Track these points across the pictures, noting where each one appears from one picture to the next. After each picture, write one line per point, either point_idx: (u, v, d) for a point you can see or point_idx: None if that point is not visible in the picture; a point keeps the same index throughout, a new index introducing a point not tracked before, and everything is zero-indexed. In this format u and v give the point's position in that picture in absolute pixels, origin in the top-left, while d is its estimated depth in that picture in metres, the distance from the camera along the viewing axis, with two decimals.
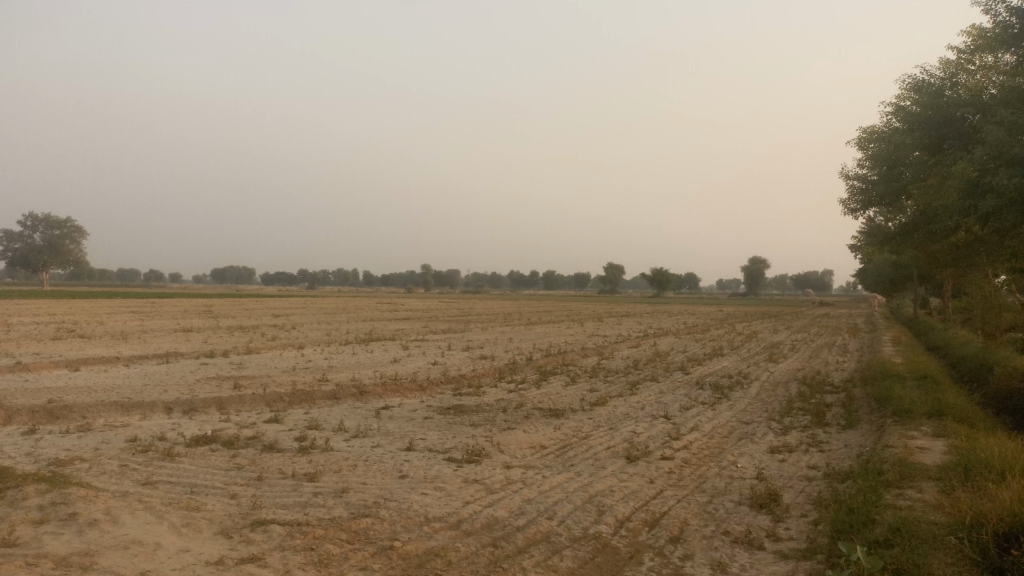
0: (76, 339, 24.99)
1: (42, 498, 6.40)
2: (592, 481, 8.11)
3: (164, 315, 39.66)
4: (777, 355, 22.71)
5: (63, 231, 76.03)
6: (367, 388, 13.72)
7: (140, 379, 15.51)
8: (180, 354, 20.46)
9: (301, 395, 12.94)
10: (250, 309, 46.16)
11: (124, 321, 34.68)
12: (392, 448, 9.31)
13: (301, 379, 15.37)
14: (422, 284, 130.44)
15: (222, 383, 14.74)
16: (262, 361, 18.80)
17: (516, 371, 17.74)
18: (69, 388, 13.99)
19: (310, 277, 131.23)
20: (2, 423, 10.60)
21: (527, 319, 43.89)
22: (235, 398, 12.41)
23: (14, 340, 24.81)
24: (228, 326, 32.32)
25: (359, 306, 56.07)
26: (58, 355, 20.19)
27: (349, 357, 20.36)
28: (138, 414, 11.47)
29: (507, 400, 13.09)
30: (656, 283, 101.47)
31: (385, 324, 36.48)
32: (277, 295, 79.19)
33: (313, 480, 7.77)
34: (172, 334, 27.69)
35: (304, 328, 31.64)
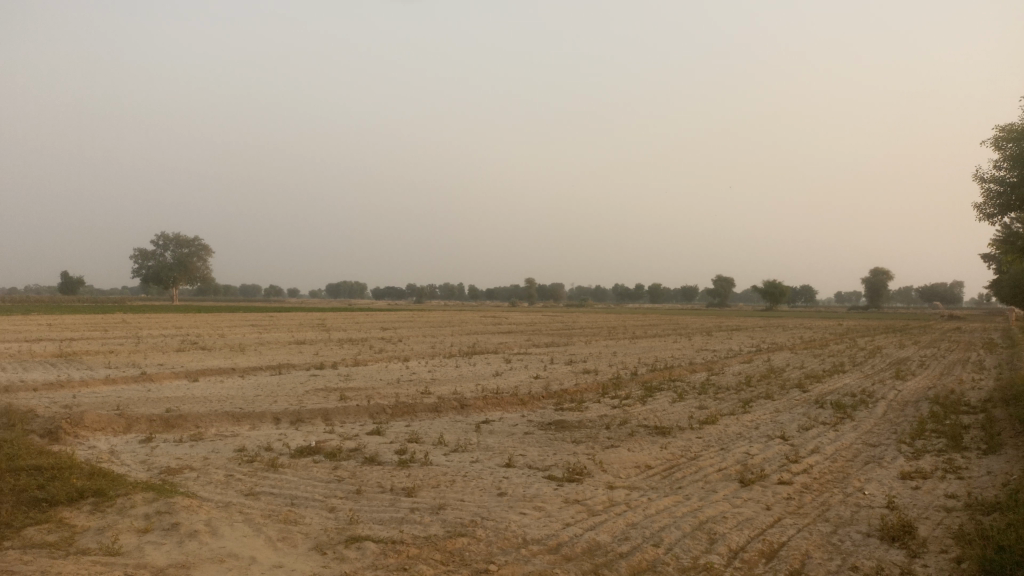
0: (198, 351, 26.28)
1: (148, 507, 6.52)
2: (701, 506, 7.58)
3: (280, 328, 41.32)
4: (904, 372, 21.15)
5: (191, 250, 81.03)
6: (469, 401, 13.60)
7: (252, 389, 16.02)
8: (291, 366, 21.10)
9: (403, 407, 12.96)
10: (360, 322, 47.50)
11: (243, 334, 36.37)
12: (492, 464, 9.07)
13: (404, 391, 15.45)
14: (527, 298, 131.03)
15: (329, 394, 15.00)
16: (368, 374, 19.09)
17: (620, 386, 17.22)
18: (187, 398, 14.59)
19: (417, 292, 134.38)
20: (124, 431, 11.10)
21: (632, 332, 43.06)
22: (339, 410, 12.55)
23: (143, 351, 26.38)
24: (338, 339, 33.27)
25: (465, 319, 56.69)
26: (181, 366, 21.25)
27: (452, 370, 20.39)
28: (247, 424, 11.77)
29: (611, 416, 12.65)
30: (768, 296, 97.82)
31: (489, 337, 36.59)
32: (387, 308, 81.31)
33: (411, 494, 7.62)
34: (286, 346, 28.72)
35: (410, 341, 32.13)
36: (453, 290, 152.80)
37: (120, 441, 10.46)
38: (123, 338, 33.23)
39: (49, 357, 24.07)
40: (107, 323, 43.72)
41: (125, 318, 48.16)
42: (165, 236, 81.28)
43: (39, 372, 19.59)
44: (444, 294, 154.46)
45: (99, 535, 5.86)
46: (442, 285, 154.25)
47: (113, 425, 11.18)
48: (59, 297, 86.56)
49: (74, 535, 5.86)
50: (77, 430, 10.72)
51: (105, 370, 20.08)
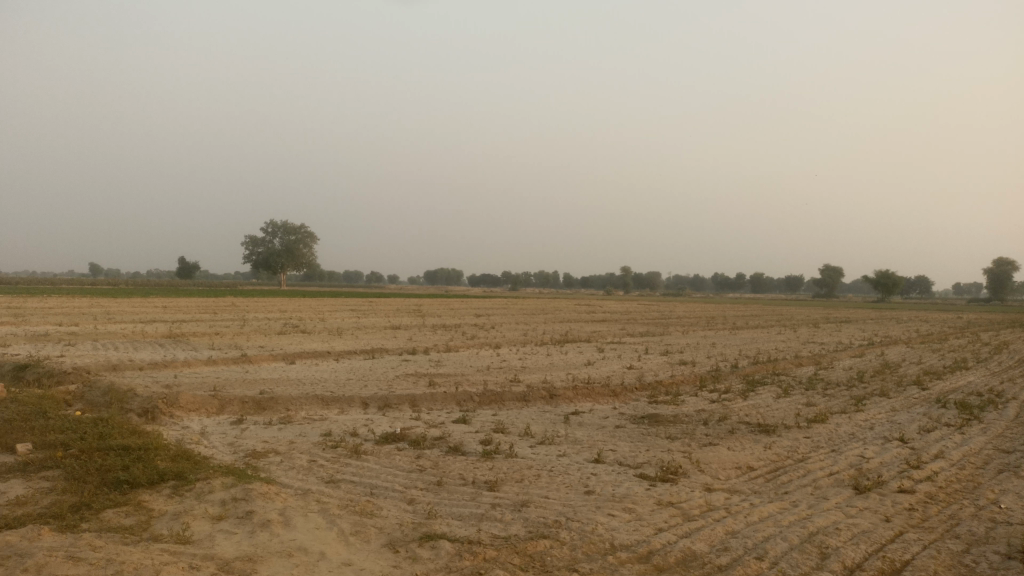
0: (298, 334, 26.91)
1: (226, 493, 6.40)
2: (811, 516, 6.86)
3: (378, 313, 42.03)
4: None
5: (299, 236, 83.96)
6: (559, 391, 13.13)
7: (344, 373, 16.08)
8: (385, 350, 21.22)
9: (491, 395, 12.63)
10: (456, 309, 47.75)
11: (342, 318, 37.19)
12: (580, 459, 8.57)
13: (494, 379, 15.14)
14: (624, 286, 129.30)
15: (418, 380, 14.86)
16: (459, 360, 18.92)
17: (720, 379, 16.36)
18: (281, 380, 14.77)
19: (513, 280, 135.07)
20: (217, 412, 11.24)
21: (733, 322, 41.48)
22: (427, 396, 12.33)
23: (247, 333, 27.25)
24: (433, 325, 33.46)
25: (560, 307, 56.18)
26: (280, 349, 21.73)
27: (544, 358, 19.97)
28: (335, 407, 11.71)
29: (709, 412, 11.90)
30: (880, 287, 92.82)
31: (583, 325, 35.95)
32: (482, 295, 81.86)
33: (493, 489, 7.21)
34: (382, 331, 29.07)
35: (503, 328, 31.95)
36: (549, 278, 152.66)
37: (211, 422, 10.56)
38: (230, 320, 34.55)
39: (160, 338, 25.19)
40: (217, 306, 45.57)
41: (234, 302, 50.21)
42: (273, 224, 84.46)
43: (149, 352, 20.42)
44: (539, 282, 154.42)
45: (173, 521, 5.75)
46: (537, 273, 154.37)
47: (207, 406, 11.34)
48: (176, 281, 91.49)
49: (149, 520, 5.77)
50: (172, 411, 10.92)
51: (209, 351, 20.76)
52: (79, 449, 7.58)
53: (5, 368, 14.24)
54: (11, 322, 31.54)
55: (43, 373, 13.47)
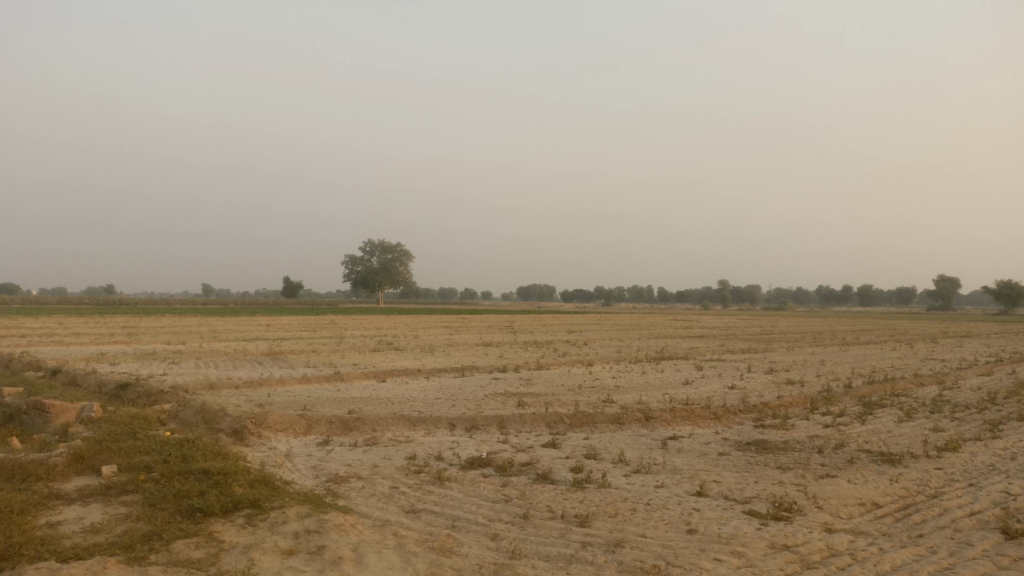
0: (391, 352, 26.95)
1: (300, 523, 6.05)
2: (954, 566, 5.91)
3: (471, 329, 41.96)
4: None
5: (396, 255, 85.55)
6: (655, 413, 12.34)
7: (433, 392, 15.75)
8: (475, 368, 20.84)
9: (583, 417, 11.98)
10: (549, 325, 47.23)
11: (435, 335, 37.31)
12: (680, 491, 7.83)
13: (586, 399, 14.46)
14: (721, 300, 125.62)
15: (508, 400, 14.36)
16: (551, 378, 18.33)
17: (833, 401, 15.12)
18: (370, 399, 14.55)
19: (606, 295, 133.41)
20: (303, 433, 11.06)
21: (841, 338, 39.20)
22: (516, 417, 11.80)
23: (342, 351, 27.50)
24: (525, 341, 32.99)
25: (656, 322, 54.74)
26: (372, 366, 21.73)
27: (639, 377, 19.12)
28: (422, 428, 11.33)
29: (823, 439, 10.86)
30: (1003, 299, 86.43)
31: (680, 341, 34.68)
32: (576, 310, 81.08)
33: (584, 525, 6.60)
34: (474, 348, 28.78)
35: (596, 344, 31.12)
36: (643, 293, 150.20)
37: (296, 444, 10.36)
38: (327, 337, 35.21)
39: (260, 355, 25.74)
40: (318, 324, 46.74)
41: (333, 320, 51.45)
42: (370, 243, 86.53)
43: (247, 370, 20.79)
44: (634, 297, 152.04)
45: (242, 556, 5.41)
46: (631, 288, 152.13)
47: (293, 426, 11.17)
48: (280, 300, 94.84)
49: (218, 553, 5.45)
50: (259, 431, 10.80)
51: (304, 369, 20.93)
52: (161, 473, 7.44)
53: (110, 387, 14.64)
54: (126, 341, 33.17)
55: (142, 393, 13.74)
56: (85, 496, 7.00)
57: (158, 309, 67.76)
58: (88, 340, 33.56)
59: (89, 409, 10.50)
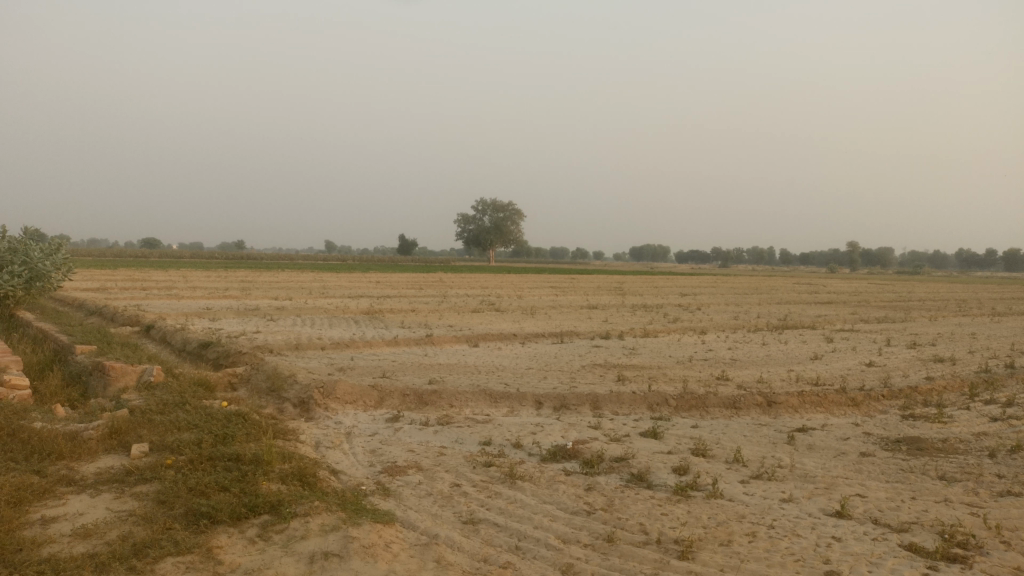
0: (491, 313, 25.83)
1: (321, 541, 4.82)
2: None
3: (578, 291, 40.38)
4: None
5: (507, 214, 84.60)
6: (778, 398, 10.49)
7: (526, 361, 14.41)
8: (576, 334, 19.33)
9: (691, 398, 10.29)
10: (661, 287, 45.03)
11: (540, 296, 35.97)
12: (813, 510, 6.11)
13: (697, 375, 12.71)
14: (848, 262, 118.09)
15: (607, 373, 12.83)
16: (658, 348, 16.61)
17: (996, 386, 12.72)
18: (457, 367, 13.36)
19: (724, 256, 128.31)
20: (374, 406, 9.95)
21: (992, 307, 35.01)
22: (612, 395, 10.26)
23: (441, 311, 26.66)
24: (634, 304, 31.06)
25: (777, 286, 51.26)
26: (468, 329, 20.67)
27: (758, 350, 17.09)
28: (504, 406, 10.00)
29: (995, 439, 8.75)
30: None
31: (805, 309, 31.81)
32: (692, 273, 77.59)
33: (686, 557, 5.06)
34: (578, 311, 27.24)
35: (710, 310, 28.96)
36: (763, 255, 143.74)
37: (363, 420, 9.26)
38: (431, 296, 34.57)
39: (358, 314, 25.26)
40: (426, 282, 46.64)
41: (441, 278, 51.08)
42: (483, 201, 85.92)
43: (341, 329, 20.18)
44: (752, 259, 145.35)
45: None
46: (750, 250, 145.79)
47: (363, 397, 10.10)
48: (393, 257, 96.16)
49: None
50: (326, 402, 9.79)
51: (397, 330, 20.11)
52: (189, 458, 6.45)
53: (193, 346, 14.15)
54: (238, 296, 33.71)
55: (221, 354, 13.13)
56: (99, 483, 6.09)
57: (278, 265, 69.97)
58: (202, 294, 34.41)
59: (148, 373, 9.78)
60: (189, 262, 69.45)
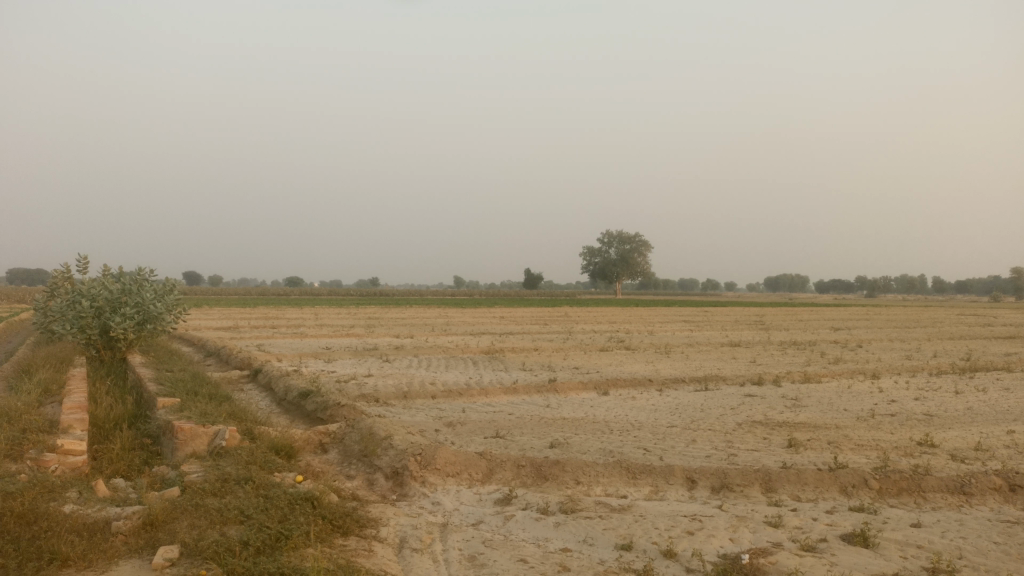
0: (621, 353, 23.45)
1: None
2: None
3: (714, 325, 37.17)
4: None
5: (634, 245, 81.65)
6: (1022, 479, 7.71)
7: (667, 415, 12.07)
8: (722, 379, 16.70)
9: (898, 480, 7.72)
10: (807, 320, 40.99)
11: (673, 331, 33.19)
12: None
13: (891, 442, 9.96)
14: (1016, 291, 106.79)
15: (771, 434, 10.31)
16: (826, 398, 13.79)
17: None
18: (585, 424, 11.22)
19: (871, 285, 119.34)
20: (481, 481, 7.99)
21: None
22: (789, 473, 7.83)
23: (567, 350, 24.56)
24: (781, 340, 27.74)
25: (942, 318, 45.70)
26: (597, 372, 18.45)
27: (955, 402, 13.89)
28: (646, 484, 7.78)
29: None
30: None
31: (988, 346, 27.35)
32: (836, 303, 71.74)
33: None
34: (719, 349, 24.37)
35: (873, 348, 25.23)
36: (915, 284, 132.92)
37: (467, 502, 7.33)
38: (556, 333, 32.56)
39: (477, 353, 23.59)
40: (552, 317, 44.66)
41: (566, 313, 48.93)
42: (608, 234, 83.50)
43: (458, 372, 18.48)
44: (903, 288, 134.65)
45: None
46: (899, 278, 135.26)
47: (468, 468, 8.17)
48: (519, 290, 95.16)
49: None
50: (424, 475, 7.93)
51: (518, 373, 18.18)
52: None
53: (292, 396, 12.78)
54: (359, 334, 32.97)
55: (318, 406, 11.65)
56: None
57: (404, 300, 70.43)
58: (326, 332, 33.95)
59: (221, 436, 8.30)
60: (322, 299, 71.03)
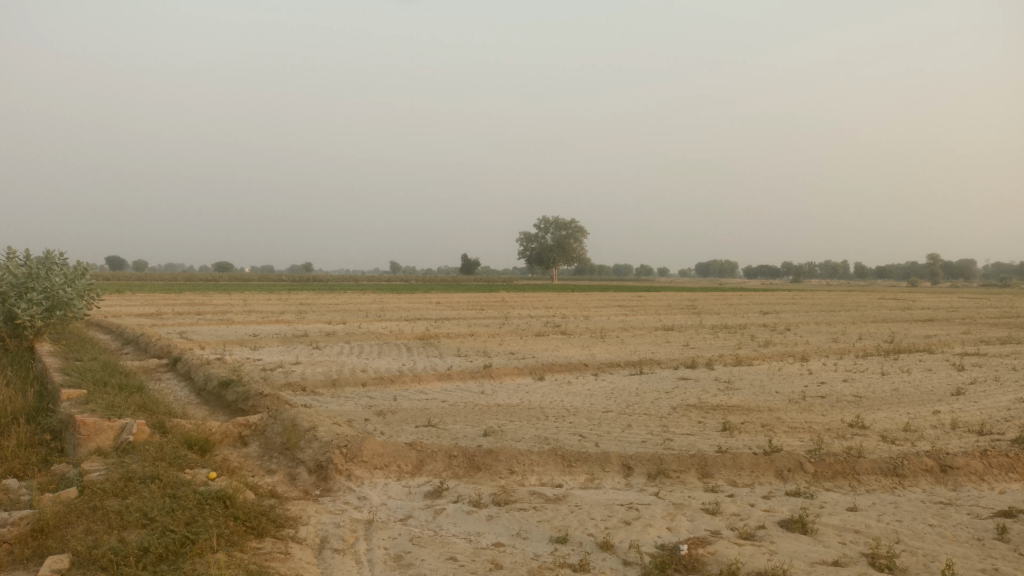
0: (557, 337, 23.30)
1: None
2: None
3: (648, 310, 37.41)
4: None
5: (570, 231, 81.88)
6: (952, 460, 7.77)
7: (602, 400, 11.90)
8: (657, 363, 16.67)
9: (832, 463, 7.67)
10: (738, 305, 41.75)
11: (608, 316, 33.37)
12: None
13: (823, 424, 10.00)
14: (932, 276, 111.59)
15: (706, 418, 10.23)
16: (759, 381, 13.88)
17: None
18: (521, 410, 10.95)
19: (797, 270, 122.96)
20: (411, 473, 7.62)
21: None
22: (726, 458, 7.70)
23: (503, 335, 24.28)
24: (713, 325, 28.09)
25: (864, 302, 47.29)
26: (532, 357, 18.21)
27: (882, 383, 14.15)
28: (581, 473, 7.54)
29: None
30: None
31: (908, 328, 28.30)
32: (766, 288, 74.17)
33: None
34: (654, 333, 24.47)
35: (802, 331, 25.75)
36: (839, 269, 137.64)
37: (395, 495, 6.95)
38: (492, 318, 32.24)
39: (411, 339, 23.10)
40: (488, 302, 44.39)
41: (503, 298, 48.69)
42: (545, 219, 83.55)
43: (390, 359, 17.98)
44: (827, 273, 139.27)
45: None
46: (824, 264, 139.89)
47: (397, 459, 7.78)
48: (455, 276, 94.56)
49: None
50: (350, 468, 7.52)
51: (452, 359, 17.80)
52: None
53: (213, 385, 12.12)
54: (289, 320, 31.98)
55: (239, 397, 11.05)
56: None
57: (337, 285, 69.11)
58: (254, 319, 32.86)
59: (128, 430, 7.69)
60: (252, 284, 69.16)
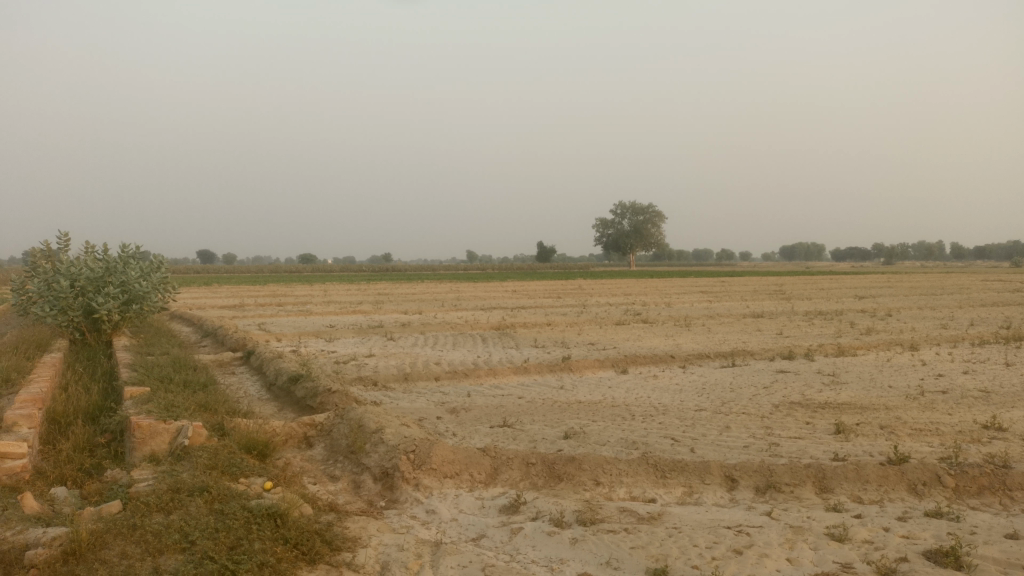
0: (639, 326, 22.16)
1: None
2: None
3: (733, 296, 35.67)
4: None
5: (647, 216, 79.81)
6: None
7: (694, 397, 10.87)
8: (750, 353, 15.43)
9: (977, 476, 6.50)
10: (831, 289, 39.49)
11: (691, 302, 31.91)
12: None
13: (953, 425, 8.73)
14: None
15: (815, 418, 9.09)
16: (867, 374, 12.54)
17: None
18: (604, 408, 10.04)
19: (890, 252, 117.16)
20: (484, 483, 6.86)
21: None
22: (847, 469, 6.62)
23: (582, 324, 23.32)
24: (805, 311, 26.37)
25: (968, 284, 44.09)
26: (613, 348, 17.24)
27: (1011, 376, 12.58)
28: (678, 485, 6.61)
29: None
30: None
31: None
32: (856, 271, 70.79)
33: None
34: (743, 321, 23.04)
35: (905, 316, 23.80)
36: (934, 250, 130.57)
37: (466, 510, 6.20)
38: (569, 307, 31.33)
39: (487, 329, 22.41)
40: (565, 290, 43.36)
41: (580, 285, 47.54)
42: (622, 204, 81.76)
43: (465, 350, 17.31)
44: (922, 255, 132.30)
45: None
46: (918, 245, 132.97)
47: (469, 467, 7.03)
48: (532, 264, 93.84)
49: None
50: (417, 477, 6.80)
51: (529, 351, 17.00)
52: None
53: (282, 381, 11.68)
54: (366, 311, 31.81)
55: (307, 393, 10.53)
56: None
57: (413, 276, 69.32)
58: (332, 310, 32.87)
59: (183, 434, 7.18)
60: (331, 275, 70.11)
